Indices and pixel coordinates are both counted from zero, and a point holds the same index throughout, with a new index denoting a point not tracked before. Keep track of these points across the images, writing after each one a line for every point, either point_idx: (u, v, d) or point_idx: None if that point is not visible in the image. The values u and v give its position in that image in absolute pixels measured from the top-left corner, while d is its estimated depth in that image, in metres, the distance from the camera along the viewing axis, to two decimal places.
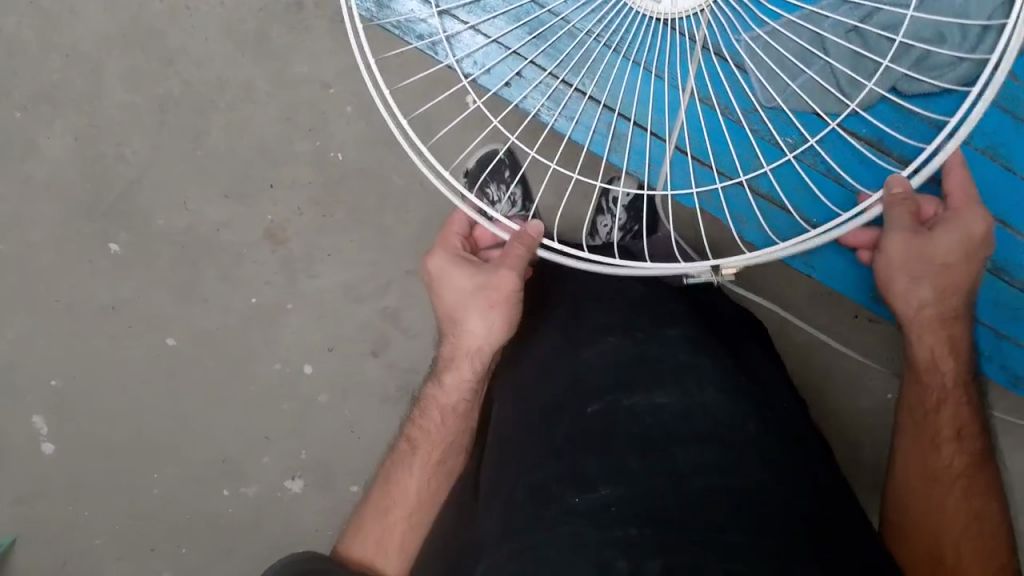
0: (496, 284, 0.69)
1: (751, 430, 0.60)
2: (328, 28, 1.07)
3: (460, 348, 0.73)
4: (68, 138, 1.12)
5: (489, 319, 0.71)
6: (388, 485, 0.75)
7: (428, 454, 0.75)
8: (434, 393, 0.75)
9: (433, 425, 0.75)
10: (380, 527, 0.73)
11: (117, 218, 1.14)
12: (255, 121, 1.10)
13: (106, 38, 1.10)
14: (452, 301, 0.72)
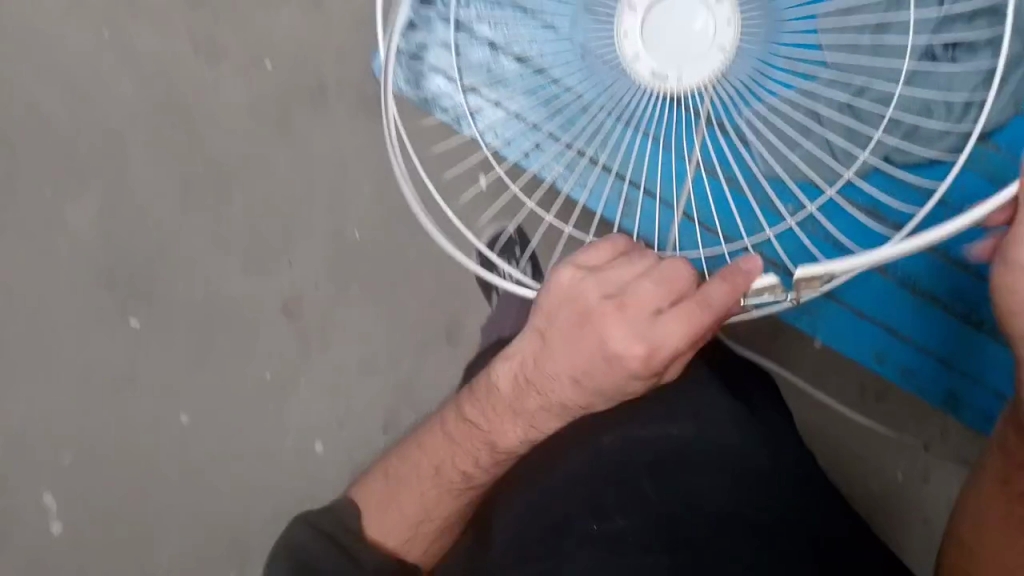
0: (651, 349, 0.54)
1: (762, 464, 0.69)
2: (348, 111, 1.12)
3: (553, 381, 0.59)
4: (95, 214, 1.17)
5: (612, 382, 0.56)
6: (407, 459, 0.70)
7: (445, 467, 0.68)
8: (494, 423, 0.65)
9: (462, 439, 0.67)
10: (382, 500, 0.70)
11: (137, 292, 1.17)
12: (276, 196, 1.15)
13: (138, 117, 1.17)
14: (580, 335, 0.57)
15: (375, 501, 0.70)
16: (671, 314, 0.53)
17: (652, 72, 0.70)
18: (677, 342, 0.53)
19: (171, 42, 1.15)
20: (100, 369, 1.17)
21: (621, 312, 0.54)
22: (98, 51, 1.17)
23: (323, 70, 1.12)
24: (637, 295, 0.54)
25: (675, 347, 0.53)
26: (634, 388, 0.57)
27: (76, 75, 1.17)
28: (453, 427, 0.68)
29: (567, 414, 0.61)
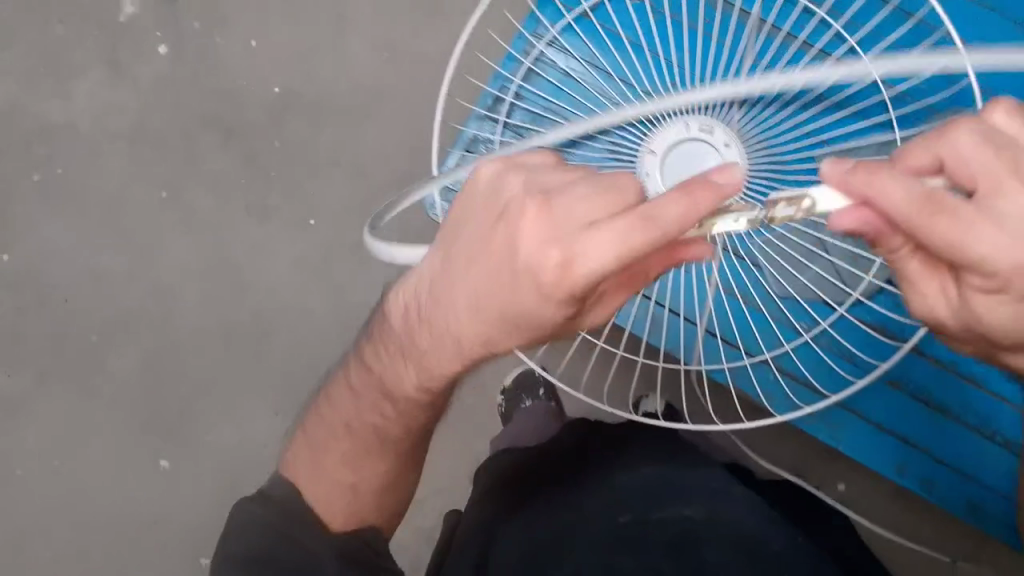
0: (567, 267, 0.45)
1: (775, 544, 0.67)
2: (384, 263, 1.22)
3: (450, 318, 0.54)
4: (138, 361, 1.27)
5: (525, 310, 0.49)
6: (322, 412, 0.69)
7: (358, 419, 0.65)
8: (393, 372, 0.62)
9: (364, 390, 0.65)
10: (306, 459, 0.68)
11: (170, 436, 1.25)
12: (311, 343, 1.24)
13: (188, 273, 1.27)
14: (492, 246, 0.50)
15: (302, 466, 0.68)
16: (606, 227, 0.44)
17: None
18: (611, 266, 0.44)
19: (225, 204, 1.27)
20: (131, 510, 1.24)
21: (545, 218, 0.47)
22: (157, 213, 1.29)
23: (362, 229, 1.23)
24: (565, 204, 0.46)
25: (605, 269, 0.44)
26: (553, 320, 0.49)
27: (135, 233, 1.29)
28: (357, 379, 0.66)
29: (475, 353, 0.55)
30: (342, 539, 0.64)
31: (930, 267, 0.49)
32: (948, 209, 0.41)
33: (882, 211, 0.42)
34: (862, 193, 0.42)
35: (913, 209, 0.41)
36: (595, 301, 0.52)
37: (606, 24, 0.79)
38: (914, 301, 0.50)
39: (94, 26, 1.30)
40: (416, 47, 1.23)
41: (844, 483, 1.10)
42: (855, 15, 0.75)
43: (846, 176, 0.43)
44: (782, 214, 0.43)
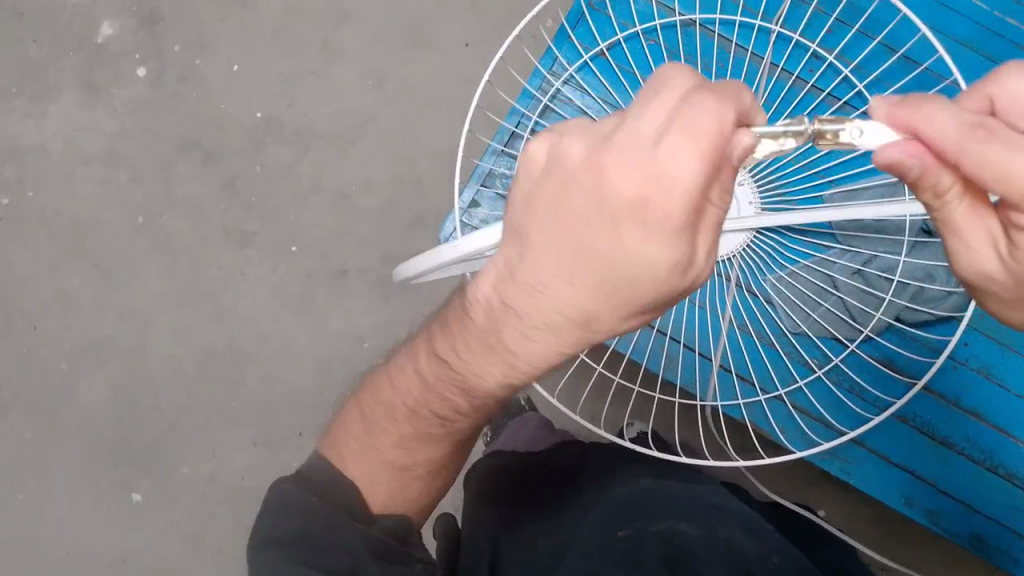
0: (662, 181, 0.39)
1: (770, 557, 0.62)
2: (367, 291, 1.18)
3: (528, 308, 0.45)
4: (108, 390, 1.22)
5: (624, 259, 0.42)
6: (377, 396, 0.60)
7: (423, 405, 0.57)
8: (440, 356, 0.53)
9: (432, 381, 0.55)
10: (353, 440, 0.61)
11: (142, 468, 1.20)
12: (291, 373, 1.19)
13: (163, 299, 1.23)
14: (564, 205, 0.42)
15: (346, 443, 0.62)
16: (681, 133, 0.39)
17: None
18: (708, 171, 0.39)
19: (202, 230, 1.23)
20: (100, 546, 1.20)
21: (609, 145, 0.41)
22: (131, 238, 1.24)
23: (346, 255, 1.19)
24: (625, 127, 0.41)
25: (704, 175, 0.39)
26: (662, 269, 0.41)
27: (107, 257, 1.24)
28: (418, 369, 0.56)
29: (572, 334, 0.46)
30: (388, 524, 0.59)
31: (976, 214, 0.46)
32: (996, 136, 0.40)
33: (931, 140, 0.42)
34: (910, 123, 0.42)
35: (960, 136, 0.41)
36: (696, 256, 0.43)
37: (622, 65, 0.79)
38: (960, 257, 0.48)
39: (71, 44, 1.27)
40: (404, 73, 1.19)
41: (824, 510, 1.04)
42: (862, 62, 0.77)
43: (892, 111, 0.43)
44: (831, 133, 0.43)
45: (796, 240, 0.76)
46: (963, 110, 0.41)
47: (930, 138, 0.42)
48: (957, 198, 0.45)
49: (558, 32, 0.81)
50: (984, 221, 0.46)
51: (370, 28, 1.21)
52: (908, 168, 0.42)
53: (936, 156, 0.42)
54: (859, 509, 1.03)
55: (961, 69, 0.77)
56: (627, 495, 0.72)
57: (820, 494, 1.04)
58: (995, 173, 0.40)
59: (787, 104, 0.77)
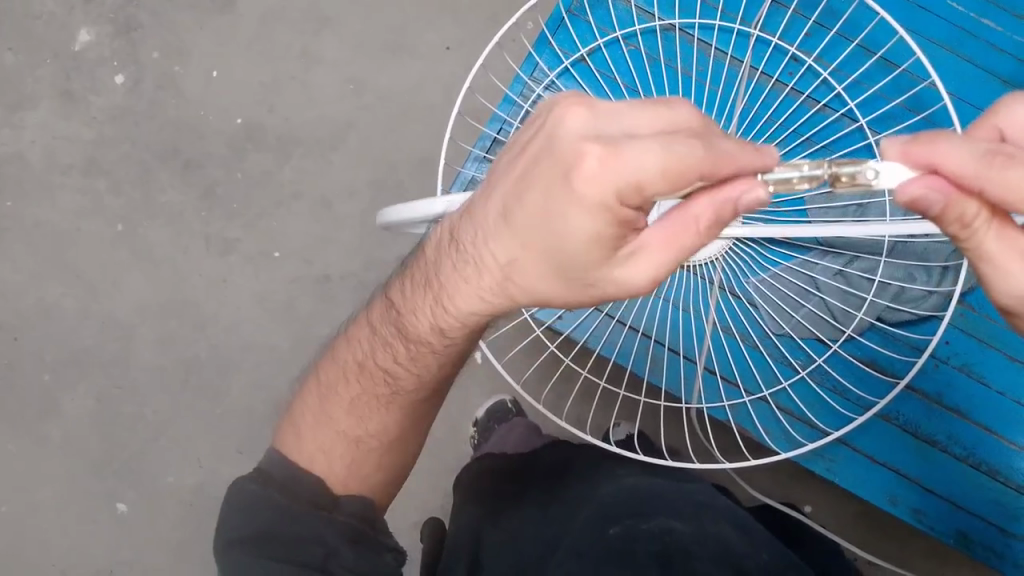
0: (607, 160, 0.42)
1: (759, 556, 0.64)
2: (351, 297, 1.18)
3: (478, 233, 0.50)
4: (91, 400, 1.21)
5: (554, 217, 0.44)
6: (333, 356, 0.63)
7: (374, 358, 0.60)
8: (412, 304, 0.57)
9: (383, 327, 0.60)
10: (306, 411, 0.62)
11: (128, 478, 1.20)
12: (276, 381, 1.18)
13: (145, 308, 1.22)
14: (532, 152, 0.46)
15: (301, 424, 0.62)
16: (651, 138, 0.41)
17: None
18: (648, 178, 0.41)
19: (185, 239, 1.22)
20: (86, 558, 1.19)
21: (591, 118, 0.44)
22: (112, 248, 1.23)
23: (330, 262, 1.18)
24: (612, 110, 0.44)
25: (642, 177, 0.41)
26: (580, 237, 0.44)
27: (88, 267, 1.23)
28: (377, 315, 0.60)
29: (501, 273, 0.49)
30: (350, 507, 0.59)
31: (1010, 240, 0.43)
32: (1015, 158, 0.39)
33: (948, 174, 0.40)
34: (926, 159, 0.40)
35: (979, 165, 0.39)
36: (631, 254, 0.45)
37: (603, 70, 0.79)
38: (997, 287, 0.45)
39: (48, 52, 1.26)
40: (384, 81, 1.19)
41: (811, 506, 1.04)
42: (840, 64, 0.78)
43: (905, 149, 0.41)
44: (848, 174, 0.40)
45: (778, 241, 0.77)
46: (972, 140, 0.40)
47: (948, 172, 0.40)
48: (986, 226, 0.42)
49: (538, 39, 0.81)
50: (1019, 246, 0.43)
51: (349, 35, 1.21)
52: (928, 203, 0.40)
53: (955, 188, 0.40)
54: (846, 505, 1.04)
55: (937, 69, 0.78)
56: (616, 493, 0.73)
57: (807, 489, 1.04)
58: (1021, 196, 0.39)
59: (767, 107, 0.78)
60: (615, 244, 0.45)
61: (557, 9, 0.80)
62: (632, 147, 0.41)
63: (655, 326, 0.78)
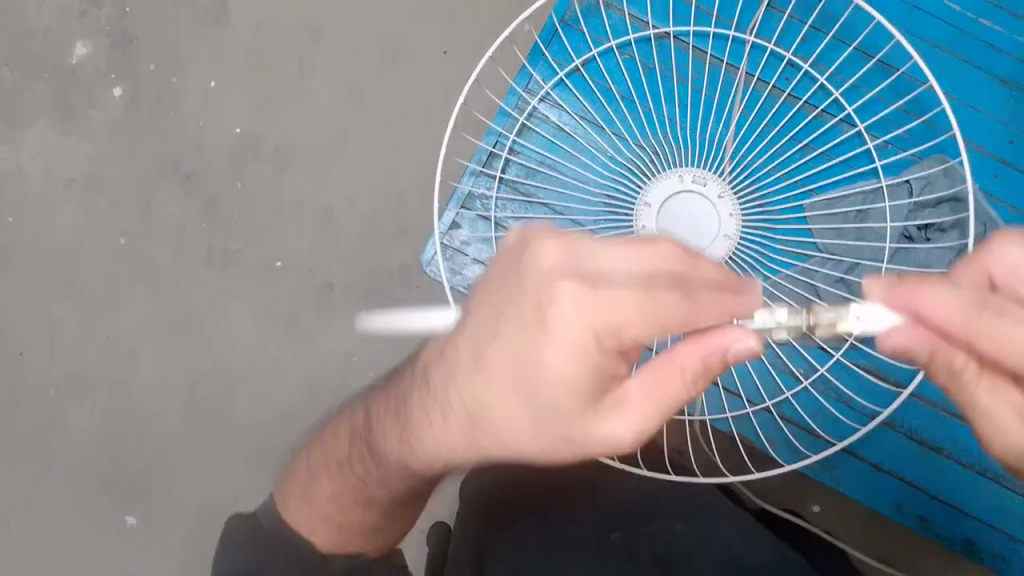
0: (585, 301, 0.43)
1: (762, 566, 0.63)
2: (354, 307, 1.17)
3: (450, 367, 0.48)
4: (97, 416, 1.22)
5: (525, 356, 0.45)
6: (322, 445, 0.66)
7: (350, 461, 0.62)
8: (382, 424, 0.56)
9: (362, 438, 0.60)
10: (295, 485, 0.66)
11: (136, 493, 1.20)
12: (280, 392, 1.18)
13: (148, 322, 1.22)
14: (504, 285, 0.46)
15: (293, 491, 0.67)
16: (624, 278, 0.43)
17: None
18: (625, 321, 0.43)
19: (186, 252, 1.22)
20: (97, 572, 1.20)
21: (568, 253, 0.44)
22: (113, 262, 1.23)
23: (332, 271, 1.18)
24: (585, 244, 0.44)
25: (619, 322, 0.43)
26: (559, 380, 0.45)
27: (90, 283, 1.23)
28: (356, 423, 0.61)
29: (467, 419, 0.48)
30: (339, 566, 0.64)
31: (999, 389, 0.47)
32: (1005, 313, 0.42)
33: (939, 323, 0.44)
34: (907, 303, 0.45)
35: (967, 318, 0.43)
36: (616, 402, 0.47)
37: (597, 80, 0.80)
38: (991, 433, 0.48)
39: (45, 68, 1.26)
40: (381, 89, 1.18)
41: (818, 506, 1.02)
42: (837, 69, 0.78)
43: (888, 292, 0.46)
44: (828, 321, 0.51)
45: (778, 250, 0.77)
46: (965, 289, 0.44)
47: (931, 318, 0.44)
48: (974, 375, 0.47)
49: (532, 50, 0.82)
50: (1007, 395, 0.47)
51: (345, 44, 1.20)
52: (914, 351, 0.48)
53: (943, 331, 0.45)
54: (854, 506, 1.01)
55: (935, 70, 0.81)
56: (619, 506, 0.72)
57: (814, 490, 1.02)
58: (1005, 351, 0.42)
59: (764, 114, 0.79)
60: (594, 392, 0.45)
61: (550, 20, 0.80)
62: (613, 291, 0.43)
63: None
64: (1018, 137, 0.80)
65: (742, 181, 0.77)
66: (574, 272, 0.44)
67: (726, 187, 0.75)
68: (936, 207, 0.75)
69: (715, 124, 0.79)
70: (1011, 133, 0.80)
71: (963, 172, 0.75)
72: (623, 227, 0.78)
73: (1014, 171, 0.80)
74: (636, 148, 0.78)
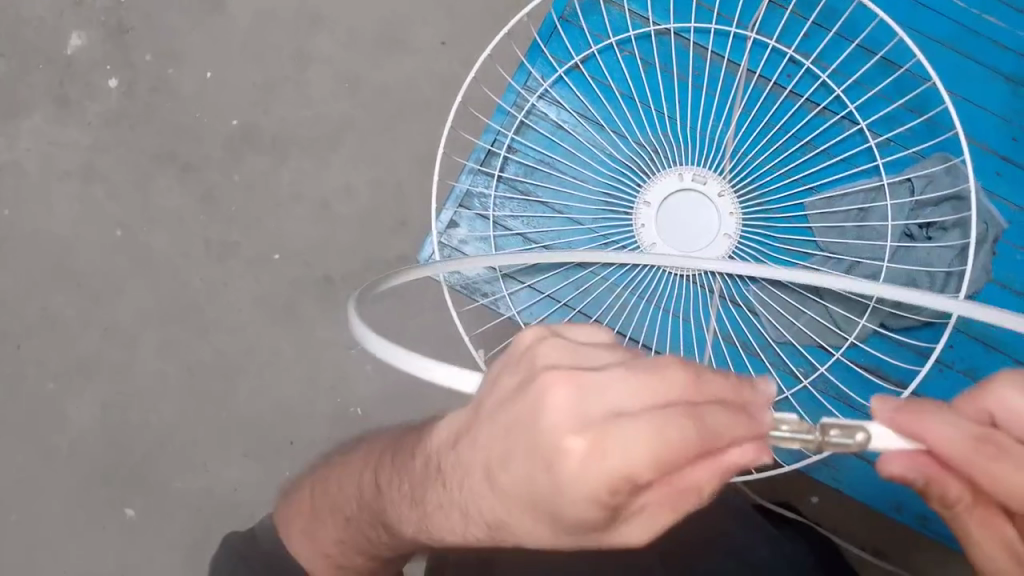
0: (593, 454, 0.37)
1: None
2: (352, 299, 1.16)
3: (465, 471, 0.45)
4: (96, 407, 1.21)
5: (535, 495, 0.40)
6: (328, 488, 0.69)
7: (357, 522, 0.64)
8: (388, 488, 0.58)
9: (367, 495, 0.62)
10: (300, 518, 0.71)
11: (135, 484, 1.20)
12: (279, 384, 1.18)
13: (145, 313, 1.21)
14: (515, 417, 0.41)
15: (296, 521, 0.71)
16: (634, 419, 0.36)
17: (669, 257, 0.76)
18: (636, 470, 0.36)
19: (184, 243, 1.21)
20: (97, 563, 1.20)
21: (577, 394, 0.39)
22: (110, 253, 1.23)
23: (330, 263, 1.17)
24: (595, 380, 0.39)
25: (631, 470, 0.36)
26: (572, 521, 0.39)
27: (88, 274, 1.23)
28: (365, 489, 0.62)
29: (486, 528, 0.45)
30: None
31: (989, 521, 0.43)
32: (1004, 451, 0.39)
33: (938, 453, 0.39)
34: (909, 428, 0.40)
35: (966, 449, 0.39)
36: (637, 521, 0.40)
37: (597, 77, 0.80)
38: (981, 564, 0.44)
39: (41, 59, 1.25)
40: (378, 78, 1.17)
41: (818, 497, 1.02)
42: (839, 65, 0.77)
43: (893, 414, 0.40)
44: (838, 441, 0.40)
45: (778, 248, 0.77)
46: (965, 418, 0.40)
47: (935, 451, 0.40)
48: (966, 508, 0.43)
49: (531, 46, 0.81)
50: (998, 527, 0.43)
51: (342, 32, 1.18)
52: (910, 480, 0.41)
53: (940, 465, 0.41)
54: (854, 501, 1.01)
55: (937, 66, 0.80)
56: None
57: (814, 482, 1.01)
58: (1004, 491, 0.38)
59: (765, 111, 0.78)
60: (611, 522, 0.39)
61: (549, 16, 0.79)
62: (622, 443, 0.36)
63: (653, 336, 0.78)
64: (1022, 135, 0.79)
65: (743, 179, 0.77)
66: (582, 415, 0.38)
67: (726, 185, 0.75)
68: (939, 205, 0.75)
69: (715, 122, 0.79)
70: (1014, 130, 0.79)
71: (966, 170, 0.75)
72: (622, 226, 0.78)
73: (1018, 169, 0.79)
74: (636, 146, 0.77)
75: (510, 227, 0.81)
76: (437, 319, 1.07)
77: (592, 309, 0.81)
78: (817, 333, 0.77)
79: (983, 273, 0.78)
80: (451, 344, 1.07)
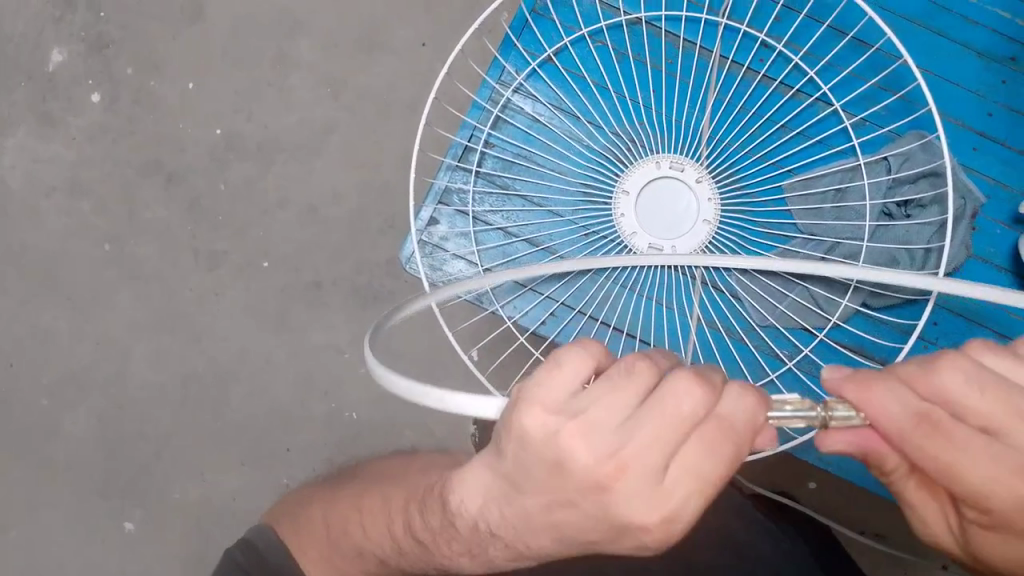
0: (659, 521, 0.41)
1: None
2: (342, 302, 1.16)
3: (515, 535, 0.46)
4: (92, 421, 1.22)
5: (602, 543, 0.44)
6: (348, 527, 0.69)
7: (389, 559, 0.65)
8: (419, 524, 0.58)
9: (404, 543, 0.62)
10: (314, 544, 0.71)
11: (133, 497, 1.20)
12: (272, 390, 1.18)
13: (136, 325, 1.21)
14: (568, 501, 0.42)
15: (310, 542, 0.72)
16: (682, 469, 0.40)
17: (650, 246, 0.76)
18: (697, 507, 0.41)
19: (172, 253, 1.21)
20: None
21: (628, 474, 0.40)
22: (100, 267, 1.23)
23: (319, 267, 1.17)
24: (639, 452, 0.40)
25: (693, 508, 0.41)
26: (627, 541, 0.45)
27: (78, 289, 1.23)
28: (401, 538, 0.62)
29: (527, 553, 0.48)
30: None
31: (925, 490, 0.48)
32: (939, 429, 0.40)
33: (879, 424, 0.42)
34: (856, 401, 0.41)
35: (905, 425, 0.41)
36: None
37: (570, 68, 0.81)
38: (918, 527, 0.50)
39: (23, 75, 1.25)
40: (359, 79, 1.17)
41: (817, 482, 1.01)
42: (811, 47, 0.78)
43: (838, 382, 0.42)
44: (841, 417, 0.42)
45: (759, 232, 0.77)
46: (913, 394, 0.41)
47: (873, 418, 0.42)
48: (903, 477, 0.48)
49: (503, 41, 0.82)
50: (933, 498, 0.48)
51: (321, 36, 1.18)
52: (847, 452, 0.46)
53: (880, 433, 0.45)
54: (853, 485, 1.01)
55: (910, 44, 0.81)
56: None
57: (812, 468, 1.01)
58: (933, 465, 0.41)
59: (740, 96, 0.78)
60: None
61: (520, 10, 0.80)
62: (682, 500, 0.40)
63: (638, 327, 0.79)
64: (997, 110, 0.80)
65: (720, 164, 0.77)
66: (640, 489, 0.40)
67: (704, 171, 0.75)
68: (915, 182, 0.76)
69: (691, 109, 0.80)
70: (989, 105, 0.80)
71: (941, 147, 0.76)
72: (602, 215, 0.79)
73: (996, 144, 0.80)
74: (612, 136, 0.78)
75: (490, 222, 0.82)
76: (427, 319, 1.07)
77: (576, 300, 0.81)
78: (801, 314, 0.78)
79: (963, 249, 0.78)
80: (444, 341, 1.07)
